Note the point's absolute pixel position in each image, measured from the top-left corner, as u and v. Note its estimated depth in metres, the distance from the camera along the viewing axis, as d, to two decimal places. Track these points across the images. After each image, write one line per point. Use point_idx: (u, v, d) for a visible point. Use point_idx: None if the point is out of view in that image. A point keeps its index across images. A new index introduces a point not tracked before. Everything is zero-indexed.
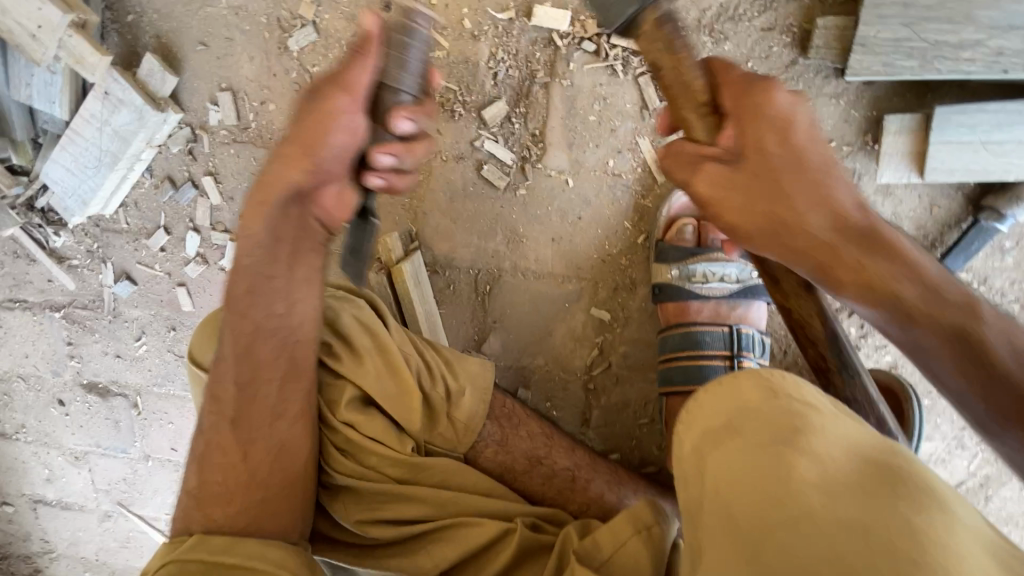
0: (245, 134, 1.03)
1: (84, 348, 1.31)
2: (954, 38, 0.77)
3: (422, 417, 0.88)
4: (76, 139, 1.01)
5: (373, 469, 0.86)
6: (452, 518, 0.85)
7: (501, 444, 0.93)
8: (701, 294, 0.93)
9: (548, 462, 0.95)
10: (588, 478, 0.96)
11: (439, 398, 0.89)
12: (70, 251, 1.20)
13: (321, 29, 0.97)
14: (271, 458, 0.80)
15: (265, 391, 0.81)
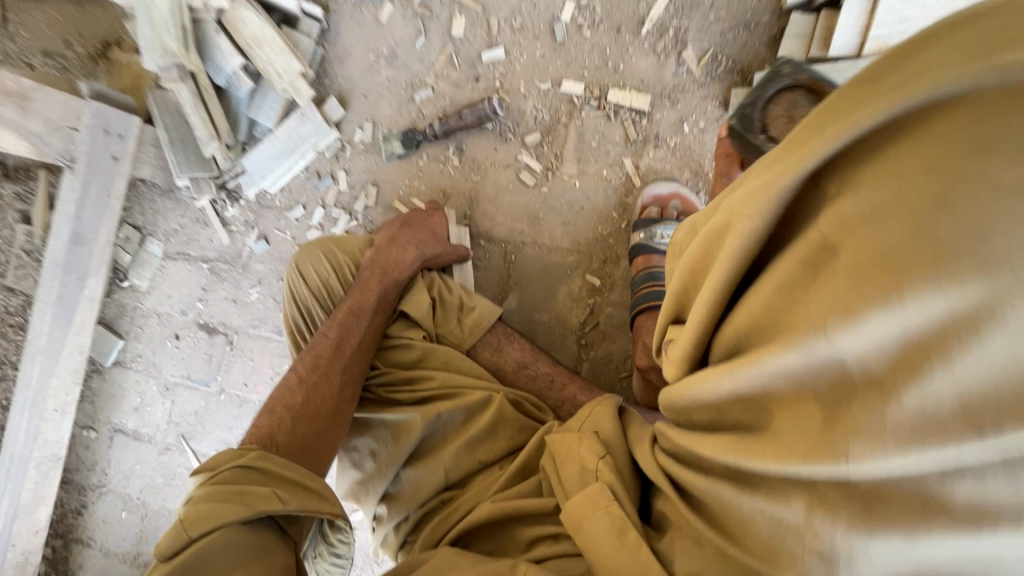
0: (374, 148, 1.63)
1: (213, 293, 1.78)
2: None
3: (434, 317, 1.31)
4: (274, 139, 1.64)
5: (401, 355, 1.28)
6: (448, 385, 1.21)
7: (496, 348, 1.31)
8: (661, 249, 1.31)
9: (532, 366, 1.30)
10: (565, 382, 1.28)
11: (452, 305, 1.33)
12: (234, 220, 1.76)
13: (434, 89, 1.58)
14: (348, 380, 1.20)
15: (348, 357, 1.21)
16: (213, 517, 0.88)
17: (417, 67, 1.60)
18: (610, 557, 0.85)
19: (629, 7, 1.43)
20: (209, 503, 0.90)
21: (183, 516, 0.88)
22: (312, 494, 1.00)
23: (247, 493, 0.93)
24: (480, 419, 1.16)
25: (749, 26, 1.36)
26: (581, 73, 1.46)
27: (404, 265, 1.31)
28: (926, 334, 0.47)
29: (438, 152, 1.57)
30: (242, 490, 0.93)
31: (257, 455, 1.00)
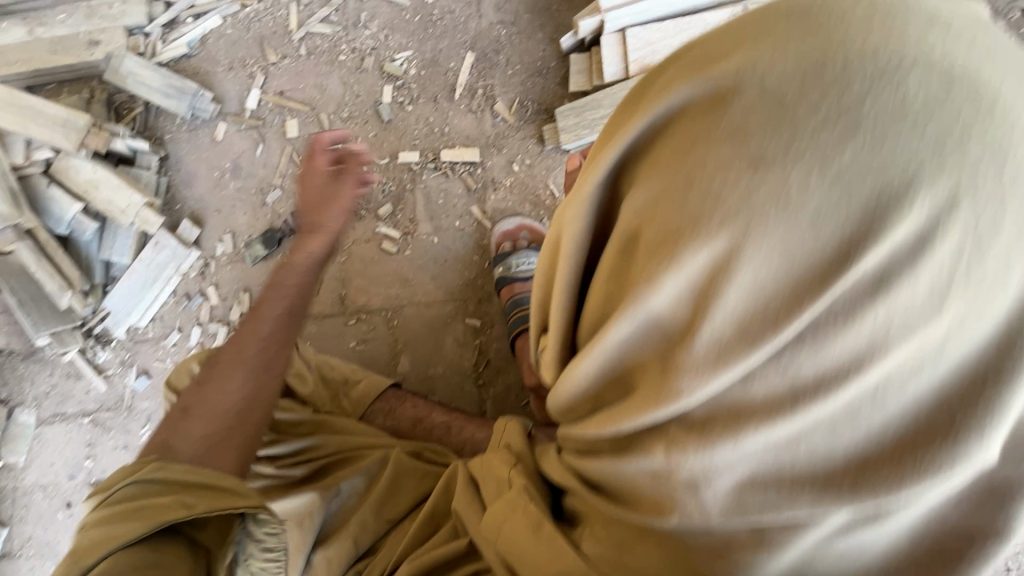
0: (238, 255, 1.66)
1: (100, 446, 1.67)
2: (598, 115, 1.42)
3: (324, 393, 1.35)
4: (133, 273, 1.63)
5: (293, 434, 1.27)
6: (349, 449, 1.23)
7: (388, 411, 1.35)
8: (519, 275, 1.42)
9: (427, 419, 1.35)
10: (462, 426, 1.34)
11: (338, 380, 1.37)
12: (108, 364, 1.69)
13: (284, 188, 1.65)
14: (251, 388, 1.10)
15: (250, 344, 1.03)
16: (109, 537, 0.80)
17: (263, 172, 1.67)
18: (530, 554, 0.87)
19: (439, 79, 1.61)
20: (99, 525, 0.82)
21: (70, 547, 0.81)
22: (212, 491, 0.87)
23: (143, 505, 0.84)
24: (383, 474, 1.17)
25: (542, 72, 1.56)
26: (414, 142, 1.60)
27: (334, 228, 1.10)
28: (703, 280, 0.60)
29: (300, 244, 1.63)
30: (122, 504, 0.84)
31: (156, 464, 0.90)
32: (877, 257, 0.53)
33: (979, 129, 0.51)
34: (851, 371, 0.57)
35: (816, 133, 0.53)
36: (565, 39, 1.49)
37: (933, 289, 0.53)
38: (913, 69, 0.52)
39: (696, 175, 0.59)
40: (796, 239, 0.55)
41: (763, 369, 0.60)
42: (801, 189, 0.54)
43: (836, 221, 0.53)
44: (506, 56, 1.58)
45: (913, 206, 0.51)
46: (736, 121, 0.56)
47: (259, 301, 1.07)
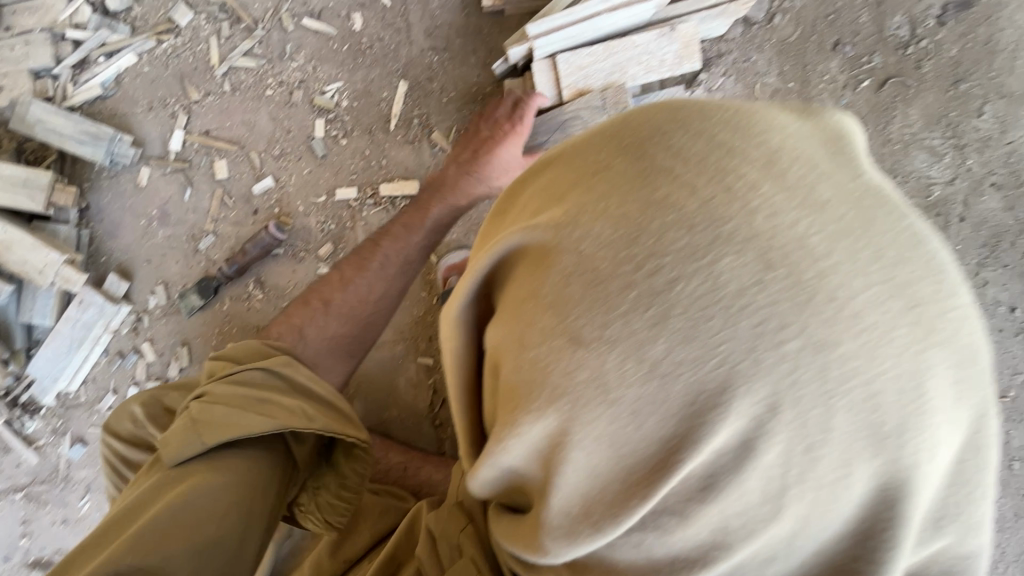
0: (173, 308, 1.57)
1: (36, 522, 1.56)
2: (537, 141, 1.39)
3: None
4: (57, 335, 1.52)
5: None
6: None
7: None
8: None
9: (383, 460, 1.34)
10: (418, 466, 1.33)
11: None
12: (38, 433, 1.57)
13: (217, 232, 1.57)
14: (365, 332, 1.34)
15: (386, 239, 1.36)
16: (225, 426, 0.92)
17: (193, 217, 1.58)
18: None
19: (373, 111, 1.55)
20: (228, 404, 0.96)
21: (202, 421, 0.93)
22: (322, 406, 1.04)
23: (267, 398, 0.99)
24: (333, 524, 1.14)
25: (478, 98, 1.52)
26: (351, 177, 1.54)
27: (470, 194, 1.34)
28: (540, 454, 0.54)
29: (239, 291, 1.55)
30: (242, 389, 0.99)
31: (279, 362, 1.07)
32: (699, 459, 0.48)
33: (818, 312, 0.44)
34: (700, 561, 0.52)
35: (631, 313, 0.47)
36: (496, 65, 1.44)
37: (770, 490, 0.48)
38: (739, 244, 0.45)
39: (526, 343, 0.51)
40: (619, 433, 0.49)
41: (618, 549, 0.54)
42: (623, 380, 0.48)
43: (658, 410, 0.48)
44: (441, 83, 1.54)
45: (735, 408, 0.45)
46: (560, 289, 0.49)
47: (405, 216, 1.37)
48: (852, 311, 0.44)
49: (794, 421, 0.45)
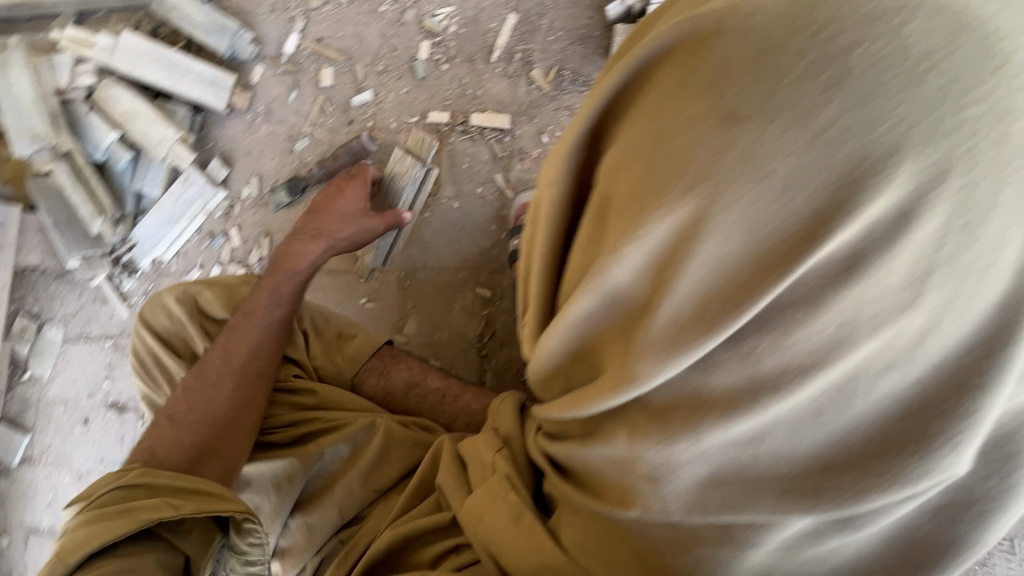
0: (262, 201, 1.67)
1: (119, 370, 1.74)
2: None
3: (319, 351, 1.34)
4: (160, 206, 1.66)
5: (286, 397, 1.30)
6: (335, 421, 1.24)
7: (381, 373, 1.33)
8: None
9: (421, 384, 1.34)
10: (456, 394, 1.32)
11: (334, 340, 1.35)
12: (132, 292, 1.75)
13: (313, 137, 1.65)
14: (244, 411, 1.20)
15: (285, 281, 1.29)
16: (107, 529, 0.91)
17: (294, 119, 1.66)
18: (511, 543, 0.89)
19: (477, 40, 1.56)
20: (89, 526, 0.92)
21: (61, 549, 0.90)
22: (202, 500, 0.99)
23: (127, 507, 0.95)
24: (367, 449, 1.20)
25: (584, 41, 1.50)
26: (445, 103, 1.56)
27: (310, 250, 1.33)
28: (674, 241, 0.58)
29: (323, 195, 1.63)
30: (105, 508, 0.95)
31: (139, 472, 1.02)
32: (851, 231, 0.51)
33: (999, 76, 0.49)
34: (832, 355, 0.55)
35: (798, 83, 0.52)
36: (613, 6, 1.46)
37: (916, 273, 0.52)
38: (920, 14, 0.51)
39: (670, 131, 0.59)
40: (760, 206, 0.54)
41: (722, 367, 0.60)
42: (777, 150, 0.53)
43: (818, 177, 0.52)
44: (549, 21, 1.52)
45: (899, 172, 0.50)
46: (716, 68, 0.57)
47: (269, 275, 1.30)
48: (1013, 93, 0.49)
49: (959, 190, 0.50)
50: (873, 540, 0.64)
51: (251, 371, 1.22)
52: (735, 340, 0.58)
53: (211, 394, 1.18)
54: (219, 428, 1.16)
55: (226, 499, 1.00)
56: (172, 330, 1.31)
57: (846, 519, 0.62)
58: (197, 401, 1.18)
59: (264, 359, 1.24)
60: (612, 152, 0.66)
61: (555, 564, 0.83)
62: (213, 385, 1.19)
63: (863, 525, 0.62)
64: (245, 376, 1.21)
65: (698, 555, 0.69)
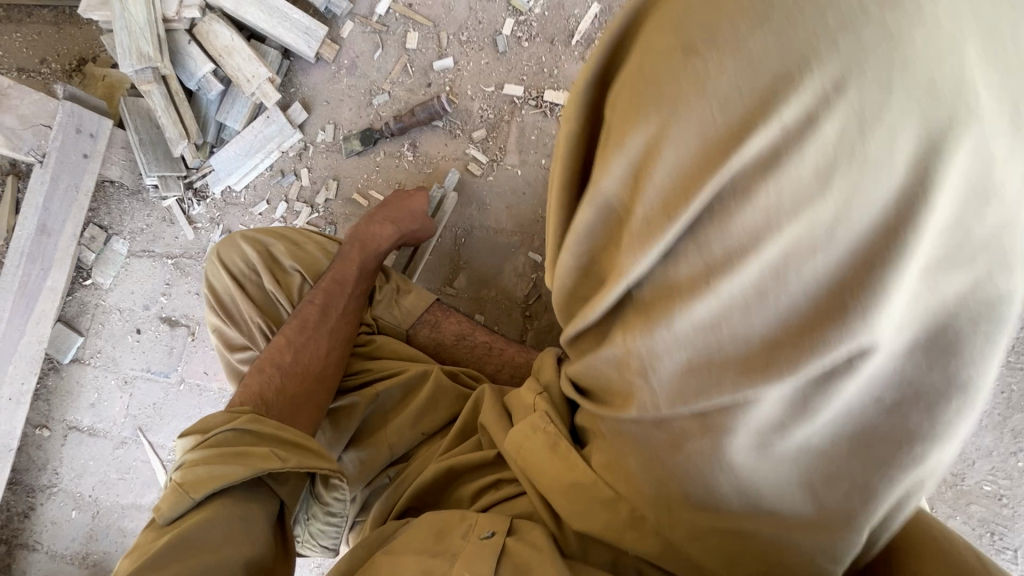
0: (335, 147, 1.77)
1: (176, 288, 1.84)
2: None
3: (377, 305, 1.48)
4: (240, 139, 1.76)
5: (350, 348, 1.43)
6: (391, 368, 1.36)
7: (432, 326, 1.46)
8: None
9: (469, 337, 1.45)
10: (501, 347, 1.44)
11: (389, 296, 1.48)
12: (199, 218, 1.85)
13: (391, 94, 1.75)
14: (327, 371, 1.30)
15: (360, 255, 1.42)
16: (222, 476, 0.98)
17: (375, 75, 1.76)
18: (546, 471, 0.95)
19: (560, 22, 1.64)
20: (205, 464, 1.00)
21: (182, 479, 0.98)
22: (307, 454, 1.08)
23: (240, 451, 1.04)
24: (419, 394, 1.31)
25: None
26: (521, 78, 1.66)
27: (384, 237, 1.45)
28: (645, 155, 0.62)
29: (394, 149, 1.72)
30: (219, 450, 1.03)
31: (248, 418, 1.11)
32: (771, 135, 0.54)
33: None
34: (761, 238, 0.56)
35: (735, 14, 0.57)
36: None
37: (823, 165, 0.52)
38: None
39: (647, 69, 0.63)
40: (709, 116, 0.57)
41: (682, 255, 0.61)
42: (718, 72, 0.57)
43: (763, 78, 0.55)
44: None
45: (806, 84, 0.53)
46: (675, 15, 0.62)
47: (346, 252, 1.42)
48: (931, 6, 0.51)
49: (891, 110, 0.50)
50: (840, 434, 0.60)
51: (336, 342, 1.35)
52: (695, 227, 0.60)
53: (301, 356, 1.28)
54: (319, 383, 1.27)
55: (323, 455, 1.10)
56: (248, 272, 1.41)
57: (802, 413, 0.60)
58: (295, 361, 1.27)
59: (336, 340, 1.35)
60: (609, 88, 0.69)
61: (584, 482, 0.88)
62: (301, 350, 1.29)
63: (816, 413, 0.59)
64: (327, 349, 1.32)
65: (691, 449, 0.69)
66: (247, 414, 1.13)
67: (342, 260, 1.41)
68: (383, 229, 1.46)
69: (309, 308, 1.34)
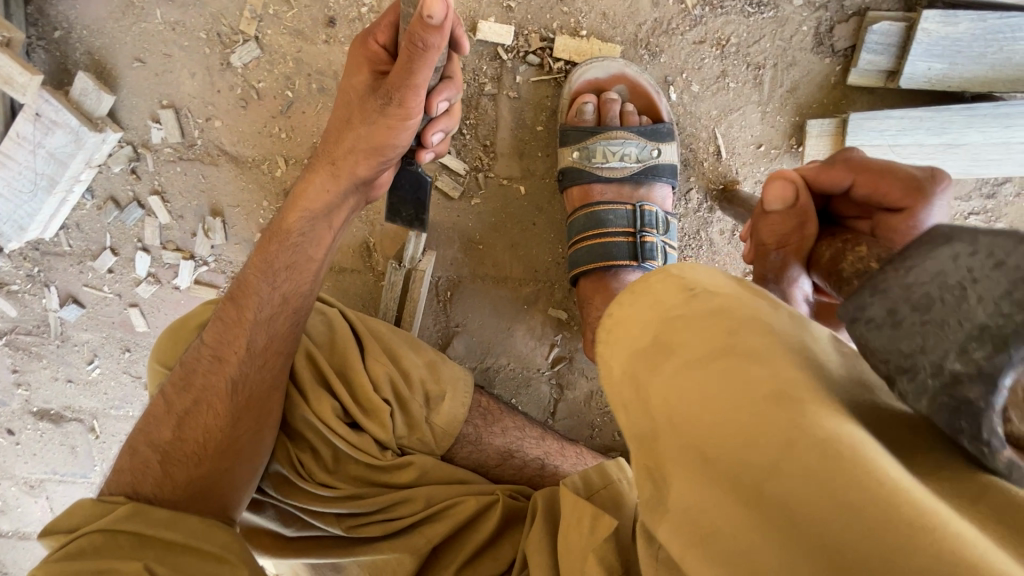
0: (191, 151, 1.04)
1: (31, 374, 1.23)
2: (976, 52, 0.82)
3: (399, 407, 0.84)
4: (8, 163, 0.98)
5: (351, 472, 0.82)
6: (439, 506, 0.80)
7: (476, 442, 0.90)
8: (640, 264, 0.90)
9: (520, 453, 0.93)
10: (558, 464, 0.95)
11: (418, 404, 0.85)
12: (8, 277, 1.14)
13: (264, 44, 0.99)
14: (242, 429, 0.76)
15: (299, 202, 0.80)
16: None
17: (220, 2, 0.98)
18: None
19: None
20: None
21: None
22: (205, 560, 0.63)
23: (103, 568, 0.59)
24: (475, 536, 0.79)
25: None
26: (507, 4, 0.92)
27: (331, 198, 0.80)
28: None
29: (301, 154, 1.03)
30: (65, 570, 0.58)
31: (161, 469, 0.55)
32: None
33: None
34: None
35: None
36: None
37: None
38: None
39: None
40: None
41: None
42: None
43: None
44: None
45: None
46: None
47: (286, 208, 0.81)
48: None
49: None
50: None
51: (234, 403, 0.76)
52: None
53: (189, 419, 0.76)
54: (214, 458, 0.74)
55: (230, 553, 0.65)
56: None
57: None
58: (178, 426, 0.75)
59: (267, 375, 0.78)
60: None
61: None
62: (190, 410, 0.76)
63: None
64: (233, 398, 0.76)
65: None
66: (124, 502, 0.68)
67: (293, 197, 0.81)
68: (314, 188, 0.79)
69: (223, 313, 0.79)
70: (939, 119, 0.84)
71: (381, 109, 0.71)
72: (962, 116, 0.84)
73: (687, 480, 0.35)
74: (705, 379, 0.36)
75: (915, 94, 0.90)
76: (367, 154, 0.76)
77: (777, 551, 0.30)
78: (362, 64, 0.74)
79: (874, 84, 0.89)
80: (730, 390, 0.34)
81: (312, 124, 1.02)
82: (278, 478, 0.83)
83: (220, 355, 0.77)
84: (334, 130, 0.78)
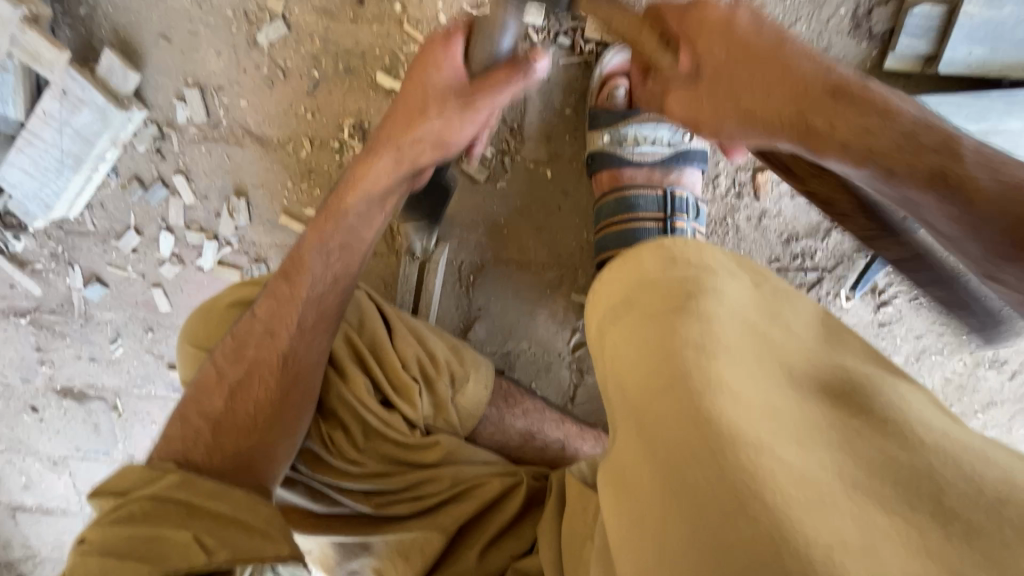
0: (216, 131, 1.03)
1: (55, 353, 1.24)
2: (1019, 37, 0.80)
3: (425, 389, 0.84)
4: (33, 140, 0.98)
5: (379, 452, 0.82)
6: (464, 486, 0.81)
7: (497, 424, 0.91)
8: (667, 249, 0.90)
9: (541, 436, 0.93)
10: (577, 448, 0.95)
11: (442, 388, 0.85)
12: (32, 255, 1.15)
13: (292, 22, 0.98)
14: (287, 404, 0.77)
15: (348, 184, 0.80)
16: None
17: None
18: None
19: None
20: None
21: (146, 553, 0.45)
22: (249, 534, 0.64)
23: (156, 535, 0.60)
24: (496, 517, 0.79)
25: None
26: None
27: (387, 177, 0.77)
28: None
29: (326, 135, 1.02)
30: (119, 537, 0.59)
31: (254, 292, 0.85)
32: None
33: None
34: None
35: None
36: None
37: None
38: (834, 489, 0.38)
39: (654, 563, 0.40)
40: None
41: None
42: None
43: None
44: None
45: None
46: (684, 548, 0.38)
47: (348, 177, 0.80)
48: None
49: None
50: None
51: (283, 375, 0.78)
52: None
53: (241, 391, 0.77)
54: (264, 430, 0.76)
55: (273, 531, 0.65)
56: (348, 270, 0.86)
57: None
58: (230, 398, 0.77)
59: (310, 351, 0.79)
60: (627, 511, 0.45)
61: None
62: (243, 381, 0.78)
63: None
64: (284, 371, 0.78)
65: None
66: (175, 470, 0.69)
67: (351, 177, 0.80)
68: (371, 170, 0.76)
69: (274, 288, 0.81)
70: (978, 105, 0.83)
71: (457, 108, 0.68)
72: (1001, 103, 0.82)
73: (626, 420, 0.48)
74: (643, 332, 0.48)
75: (954, 80, 0.88)
76: (434, 146, 0.73)
77: (653, 465, 0.43)
78: (429, 61, 0.68)
79: (911, 68, 0.87)
80: (652, 341, 0.47)
81: (338, 105, 1.01)
82: (310, 455, 0.84)
83: (272, 330, 0.79)
84: (401, 109, 0.73)
